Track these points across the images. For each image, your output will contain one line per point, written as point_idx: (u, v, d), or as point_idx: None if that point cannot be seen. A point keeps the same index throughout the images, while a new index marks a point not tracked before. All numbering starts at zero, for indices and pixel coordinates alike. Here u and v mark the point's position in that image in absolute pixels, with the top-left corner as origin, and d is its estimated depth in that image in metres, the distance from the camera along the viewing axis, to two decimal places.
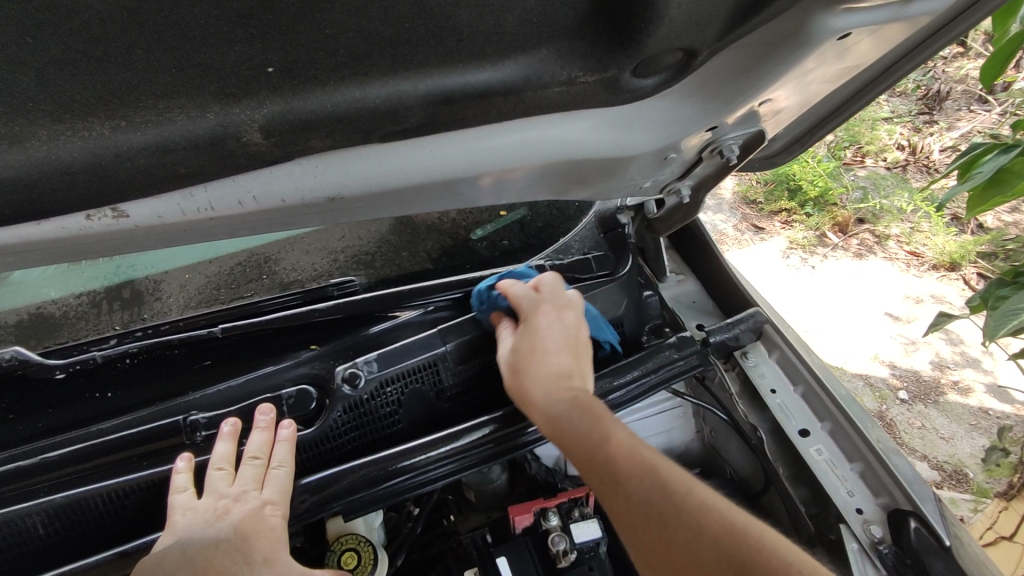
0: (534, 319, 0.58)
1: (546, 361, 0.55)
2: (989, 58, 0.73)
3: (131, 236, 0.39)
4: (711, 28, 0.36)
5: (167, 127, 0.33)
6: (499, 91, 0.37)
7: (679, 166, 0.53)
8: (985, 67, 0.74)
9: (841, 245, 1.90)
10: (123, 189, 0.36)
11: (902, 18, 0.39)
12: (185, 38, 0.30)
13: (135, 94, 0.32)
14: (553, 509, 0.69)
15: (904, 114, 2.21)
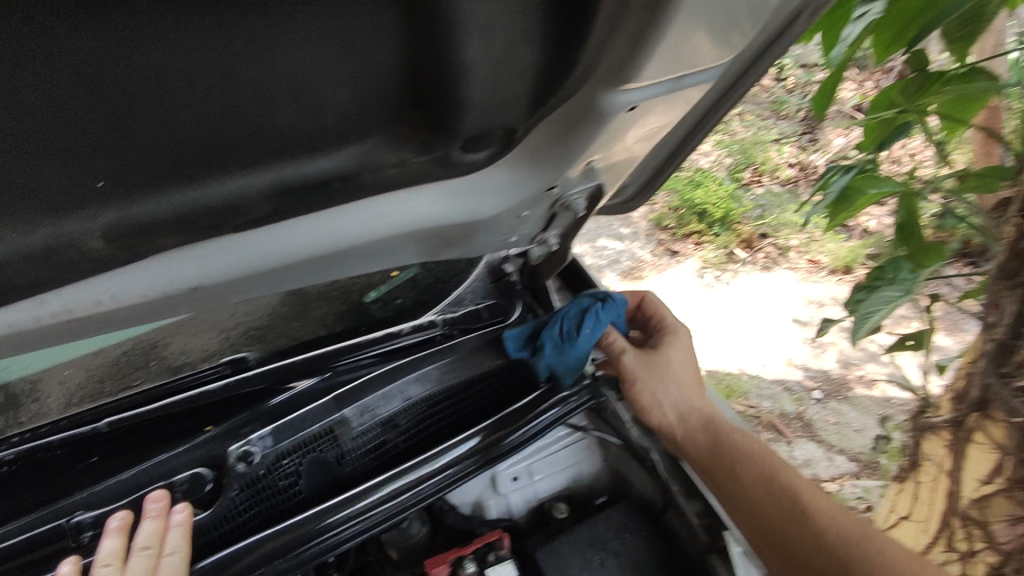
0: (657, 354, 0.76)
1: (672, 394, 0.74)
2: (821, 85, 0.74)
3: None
4: (518, 107, 0.41)
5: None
6: (337, 177, 0.41)
7: (538, 220, 0.58)
8: (820, 95, 0.74)
9: (748, 260, 2.05)
10: None
11: (688, 89, 0.42)
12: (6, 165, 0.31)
13: None
14: (470, 556, 0.72)
15: (790, 134, 2.43)
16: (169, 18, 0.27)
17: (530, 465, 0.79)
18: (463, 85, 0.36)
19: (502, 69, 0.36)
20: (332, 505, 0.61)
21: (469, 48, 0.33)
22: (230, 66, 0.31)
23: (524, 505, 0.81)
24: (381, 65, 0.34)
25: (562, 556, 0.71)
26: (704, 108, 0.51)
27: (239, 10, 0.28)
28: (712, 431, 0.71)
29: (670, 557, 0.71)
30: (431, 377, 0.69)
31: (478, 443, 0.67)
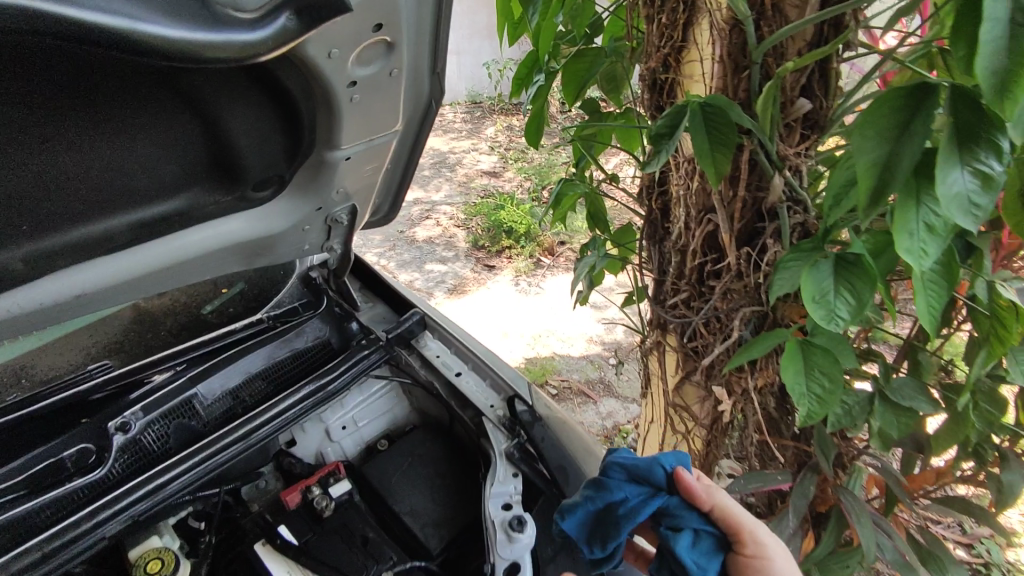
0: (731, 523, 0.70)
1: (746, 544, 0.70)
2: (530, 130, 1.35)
3: None
4: (281, 164, 0.72)
5: None
6: (175, 213, 0.68)
7: (318, 233, 0.89)
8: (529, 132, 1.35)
9: None
10: None
11: (376, 145, 0.75)
12: None
13: None
14: (314, 483, 0.97)
15: None
16: (76, 138, 0.54)
17: (353, 415, 1.09)
18: (244, 153, 0.67)
19: (265, 145, 0.68)
20: (197, 449, 0.85)
21: (241, 134, 0.65)
22: (107, 155, 0.58)
23: (355, 448, 1.08)
24: (192, 147, 0.64)
25: (383, 467, 1.01)
26: (403, 152, 0.85)
27: (114, 131, 0.56)
28: (467, 358, 1.07)
29: (455, 450, 1.04)
30: (264, 355, 0.97)
31: (305, 394, 0.94)
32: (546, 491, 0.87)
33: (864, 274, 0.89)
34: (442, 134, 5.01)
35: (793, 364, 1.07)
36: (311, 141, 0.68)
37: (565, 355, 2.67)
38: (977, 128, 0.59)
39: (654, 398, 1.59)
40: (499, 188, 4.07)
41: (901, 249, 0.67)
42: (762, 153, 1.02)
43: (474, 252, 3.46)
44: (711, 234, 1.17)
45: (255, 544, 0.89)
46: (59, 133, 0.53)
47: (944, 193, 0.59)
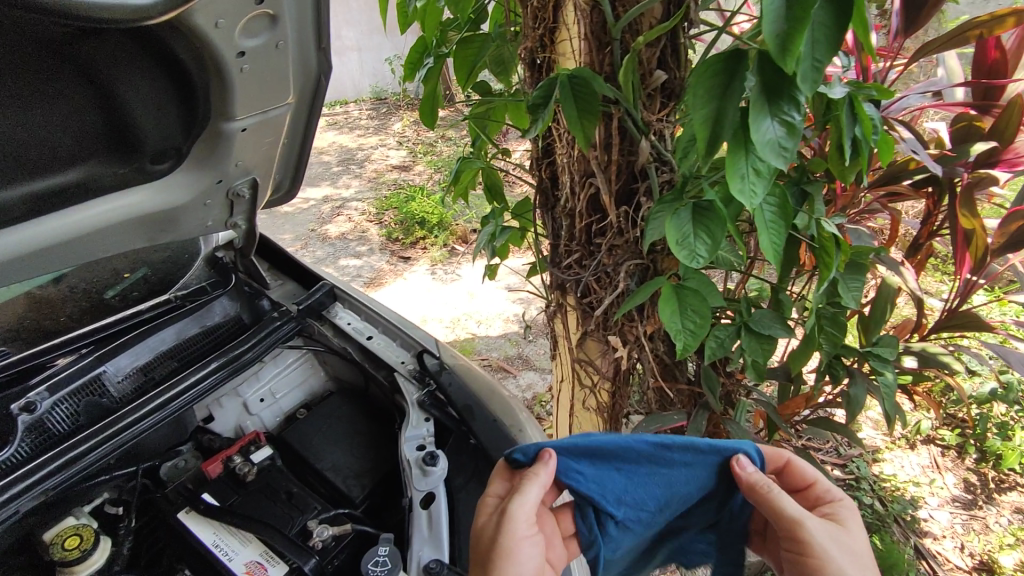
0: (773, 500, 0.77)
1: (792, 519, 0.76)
2: (422, 109, 1.42)
3: None
4: (179, 137, 0.77)
5: None
6: (73, 185, 0.72)
7: (220, 207, 0.93)
8: (423, 112, 1.43)
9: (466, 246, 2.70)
10: None
11: (270, 117, 0.80)
12: None
13: None
14: (235, 453, 1.01)
15: None
16: None
17: (271, 387, 1.13)
18: (140, 123, 0.72)
19: (161, 116, 0.73)
20: (112, 423, 0.88)
21: (137, 105, 0.70)
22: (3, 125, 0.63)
23: (275, 419, 1.13)
24: (88, 116, 0.69)
25: (304, 431, 1.07)
26: (299, 125, 0.90)
27: (7, 100, 0.61)
28: (377, 321, 1.15)
29: (372, 408, 1.12)
30: (174, 332, 1.00)
31: (218, 364, 0.99)
32: (455, 429, 0.97)
33: (715, 218, 1.05)
34: (349, 131, 4.97)
35: (669, 305, 1.21)
36: (207, 113, 0.73)
37: (483, 335, 2.77)
38: (779, 89, 0.86)
39: (562, 357, 1.72)
40: (410, 181, 4.11)
41: (738, 187, 0.92)
42: (629, 119, 1.17)
43: (389, 245, 3.48)
44: (593, 196, 1.31)
45: (178, 513, 0.92)
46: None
47: (760, 138, 0.86)
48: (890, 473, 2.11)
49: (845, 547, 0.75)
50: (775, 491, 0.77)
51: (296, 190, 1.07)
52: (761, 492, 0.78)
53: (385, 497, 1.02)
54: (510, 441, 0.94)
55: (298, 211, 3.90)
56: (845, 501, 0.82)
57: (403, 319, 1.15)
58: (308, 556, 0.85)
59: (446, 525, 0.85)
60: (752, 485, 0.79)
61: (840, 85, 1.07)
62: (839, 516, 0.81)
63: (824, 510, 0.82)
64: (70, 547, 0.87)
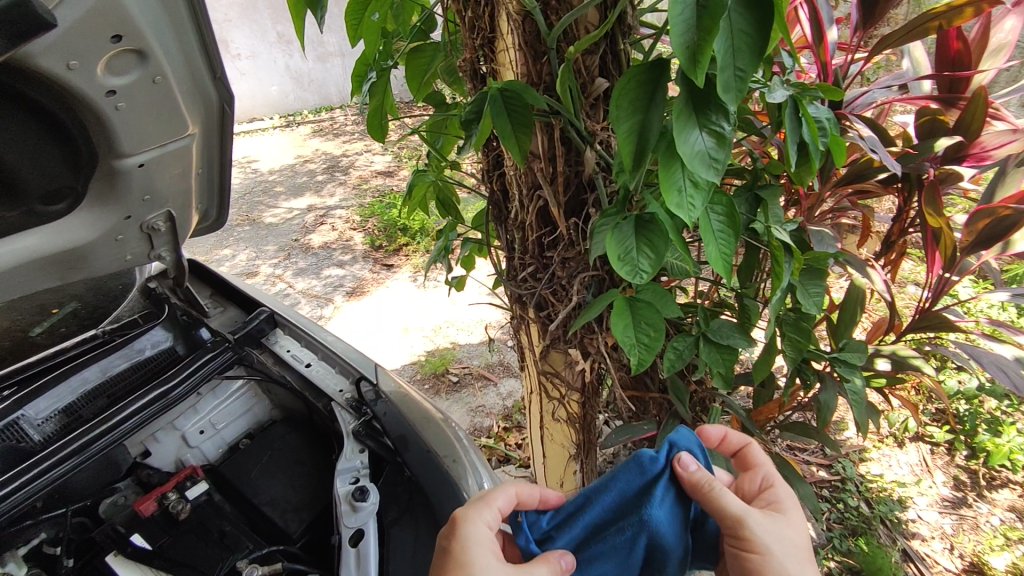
0: (715, 498, 0.70)
1: (732, 514, 0.69)
2: (370, 123, 1.36)
3: None
4: (69, 176, 0.73)
5: None
6: None
7: (137, 240, 0.90)
8: (371, 126, 1.36)
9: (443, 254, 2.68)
10: None
11: (170, 151, 0.77)
12: None
13: None
14: (170, 490, 0.98)
15: None
16: None
17: (210, 418, 1.10)
18: (16, 166, 0.68)
19: (38, 156, 0.68)
20: (31, 464, 0.85)
21: (8, 149, 0.66)
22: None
23: (217, 451, 1.10)
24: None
25: (242, 463, 1.04)
26: (211, 154, 0.88)
27: None
28: (317, 346, 1.13)
29: (314, 436, 1.09)
30: (100, 369, 0.97)
31: (145, 400, 0.95)
32: (389, 460, 0.94)
33: (658, 231, 1.01)
34: (333, 138, 4.94)
35: (622, 319, 1.17)
36: (93, 151, 0.70)
37: (464, 344, 2.74)
38: (707, 98, 0.82)
39: (529, 370, 1.68)
40: (393, 187, 4.08)
41: (677, 201, 0.87)
42: (571, 129, 1.13)
43: (371, 253, 3.46)
44: (543, 208, 1.28)
45: (106, 556, 0.90)
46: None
47: (688, 150, 0.81)
48: (877, 473, 2.07)
49: (787, 545, 0.69)
50: (719, 489, 0.70)
51: (225, 216, 1.04)
52: (702, 490, 0.70)
53: (325, 532, 0.98)
54: (442, 472, 0.91)
55: (282, 222, 3.87)
56: (782, 486, 0.76)
57: (343, 343, 1.13)
58: None
59: (375, 562, 0.82)
60: (695, 483, 0.71)
61: (782, 85, 1.02)
62: (780, 504, 0.74)
63: (768, 497, 0.76)
64: None
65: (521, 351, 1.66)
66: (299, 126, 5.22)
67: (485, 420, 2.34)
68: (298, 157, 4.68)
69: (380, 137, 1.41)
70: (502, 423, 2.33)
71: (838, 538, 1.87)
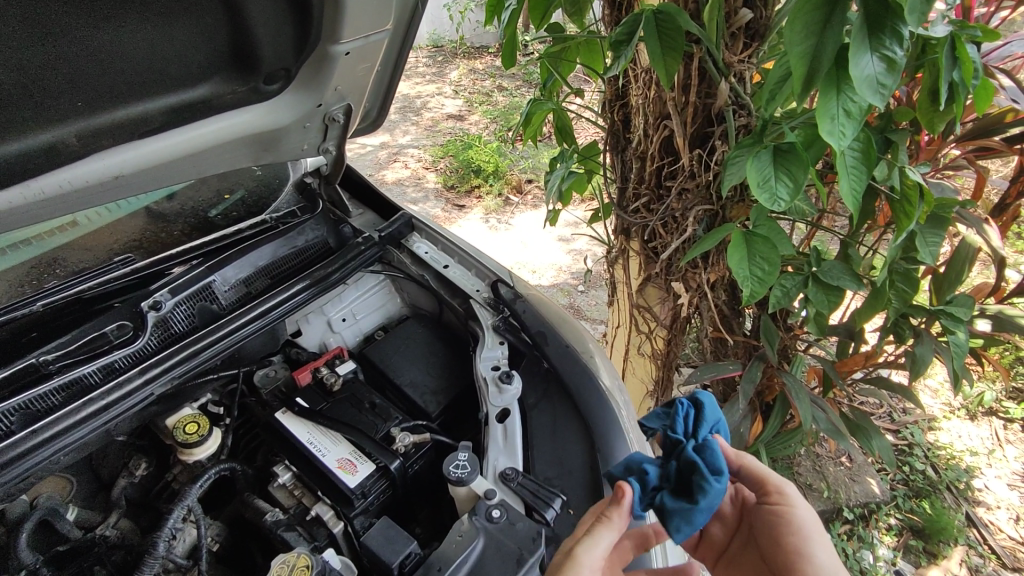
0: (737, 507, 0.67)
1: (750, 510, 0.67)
2: (502, 50, 1.42)
3: (16, 213, 0.70)
4: (289, 56, 0.81)
5: (30, 138, 0.66)
6: (198, 101, 0.78)
7: (318, 130, 0.98)
8: (502, 53, 1.42)
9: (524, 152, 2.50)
10: (6, 176, 0.66)
11: (371, 42, 0.85)
12: (41, 90, 0.64)
13: (14, 126, 0.64)
14: (322, 365, 1.09)
15: None
16: (132, 12, 0.65)
17: (352, 308, 1.20)
18: (260, 41, 0.77)
19: (277, 31, 0.77)
20: (225, 321, 0.96)
21: (259, 22, 0.75)
22: (151, 38, 0.68)
23: (356, 338, 1.20)
24: (216, 37, 0.74)
25: (383, 349, 1.14)
26: (393, 53, 0.95)
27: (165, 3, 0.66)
28: (451, 249, 1.20)
29: (446, 333, 1.18)
30: (271, 250, 1.07)
31: (309, 282, 1.06)
32: (529, 353, 1.02)
33: (798, 160, 1.03)
34: (406, 78, 4.95)
35: (738, 251, 1.21)
36: (317, 35, 0.78)
37: (535, 285, 2.83)
38: (882, 20, 0.82)
39: (620, 304, 1.76)
40: (466, 130, 4.12)
41: (827, 128, 0.88)
42: (709, 60, 1.15)
43: (444, 193, 3.54)
44: (667, 139, 1.31)
45: (275, 413, 1.00)
46: (113, 12, 0.63)
47: (858, 74, 0.82)
48: (946, 441, 2.07)
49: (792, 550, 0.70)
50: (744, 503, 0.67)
51: (382, 116, 1.11)
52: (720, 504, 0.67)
53: (457, 416, 1.07)
54: (580, 367, 0.99)
55: (356, 157, 3.98)
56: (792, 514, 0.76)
57: (475, 249, 1.20)
58: (392, 456, 0.93)
59: (520, 439, 0.91)
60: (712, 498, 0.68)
61: (942, 21, 1.01)
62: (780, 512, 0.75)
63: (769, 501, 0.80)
64: (190, 432, 0.94)
65: (614, 280, 1.72)
66: None
67: None
68: None
69: (505, 65, 1.46)
70: None
71: (902, 496, 1.92)
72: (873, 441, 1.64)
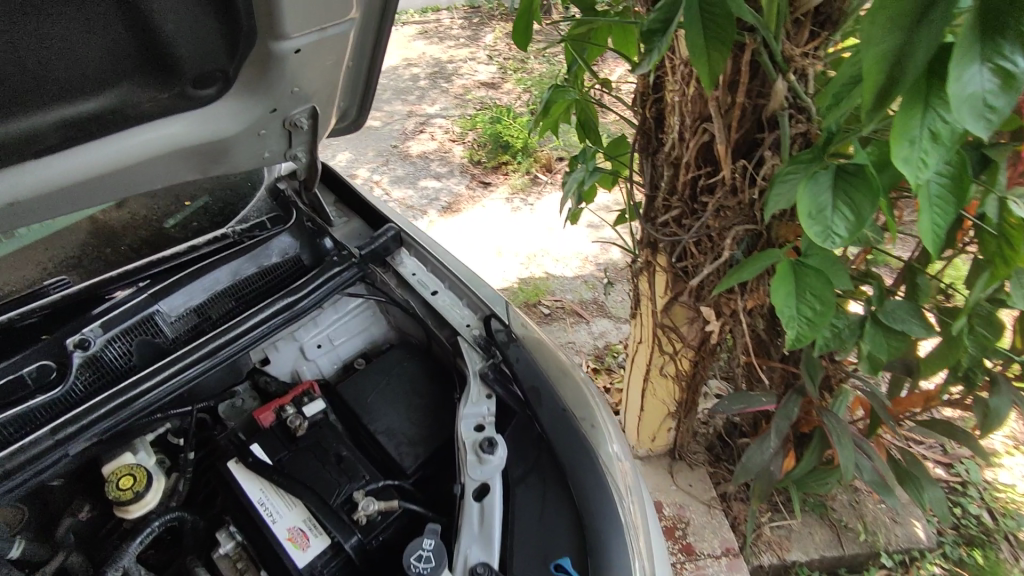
0: None
1: None
2: (516, 29, 1.21)
3: None
4: (220, 57, 0.65)
5: None
6: (106, 111, 0.62)
7: (279, 136, 0.81)
8: (517, 33, 1.22)
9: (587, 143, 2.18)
10: None
11: (328, 37, 0.67)
12: None
13: None
14: (289, 403, 0.95)
15: None
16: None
17: (329, 333, 1.06)
18: (173, 39, 0.60)
19: (193, 23, 0.60)
20: (164, 364, 0.82)
21: (167, 15, 0.58)
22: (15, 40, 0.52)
23: (332, 366, 1.06)
24: (117, 39, 0.58)
25: (358, 387, 0.99)
26: (364, 42, 0.77)
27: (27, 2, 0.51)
28: (444, 274, 1.03)
29: (430, 365, 1.02)
30: (230, 271, 0.93)
31: (274, 309, 0.92)
32: (519, 412, 0.86)
33: (866, 186, 0.78)
34: (439, 41, 4.70)
35: (784, 283, 1.01)
36: (250, 28, 0.62)
37: (557, 276, 2.65)
38: None
39: (643, 319, 1.57)
40: (498, 100, 3.88)
41: (898, 157, 0.58)
42: (766, 53, 0.92)
43: (470, 168, 3.35)
44: (707, 144, 1.09)
45: (227, 462, 0.88)
46: None
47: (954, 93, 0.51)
48: (1008, 483, 1.84)
49: None
50: None
51: (364, 115, 0.93)
52: None
53: (437, 471, 0.93)
54: (578, 436, 0.83)
55: (381, 125, 3.81)
56: None
57: (474, 276, 1.04)
58: (350, 532, 0.81)
59: (499, 521, 0.75)
60: None
61: None
62: None
63: None
64: (125, 487, 0.83)
65: (639, 293, 1.53)
66: (406, 25, 4.96)
67: (574, 358, 2.31)
68: (402, 58, 4.49)
69: (521, 46, 1.26)
70: (592, 363, 2.28)
71: (950, 544, 1.72)
72: (925, 492, 1.42)
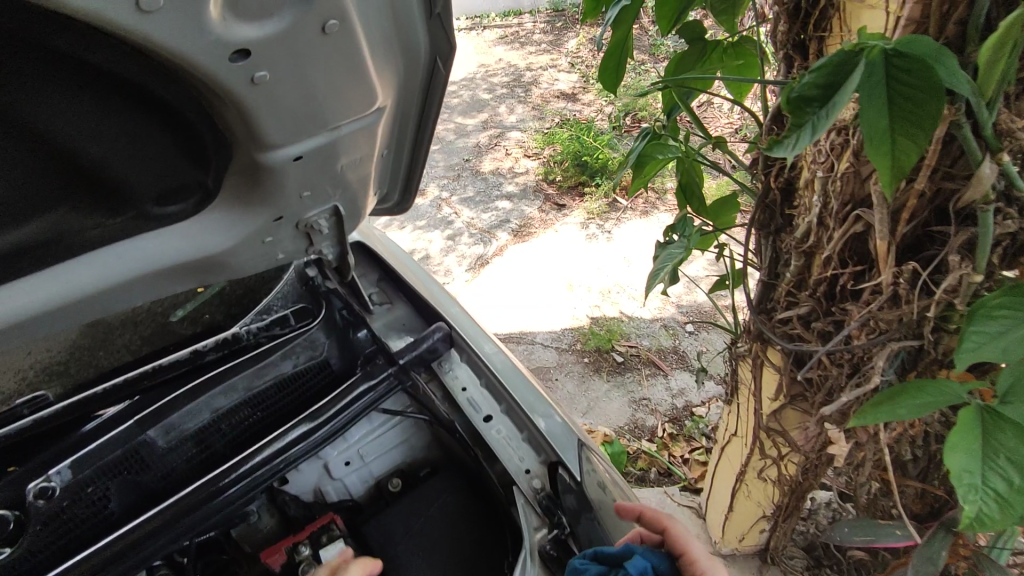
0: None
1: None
2: (603, 67, 0.97)
3: None
4: (185, 168, 0.55)
5: None
6: (40, 243, 0.52)
7: (294, 238, 0.66)
8: (604, 74, 0.98)
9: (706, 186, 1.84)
10: None
11: (342, 137, 0.57)
12: None
13: None
14: (304, 542, 0.77)
15: None
16: None
17: (358, 449, 0.88)
18: (112, 163, 0.51)
19: (136, 147, 0.51)
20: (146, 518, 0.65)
21: (97, 143, 0.49)
22: None
23: (362, 485, 0.89)
24: (47, 178, 0.49)
25: (387, 528, 0.80)
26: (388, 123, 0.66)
27: None
28: (502, 393, 0.81)
29: (477, 500, 0.82)
30: (242, 383, 0.76)
31: (298, 432, 0.74)
32: None
33: None
34: (519, 47, 4.49)
35: (964, 433, 0.51)
36: (215, 137, 0.52)
37: (634, 318, 2.38)
38: None
39: (741, 409, 1.30)
40: (577, 113, 3.63)
41: None
42: None
43: (543, 188, 3.12)
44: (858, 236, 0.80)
45: None
46: None
47: None
48: None
49: None
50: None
51: (410, 197, 0.82)
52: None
53: None
54: None
55: (454, 138, 3.64)
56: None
57: (541, 395, 0.83)
58: None
59: None
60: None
61: None
62: None
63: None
64: None
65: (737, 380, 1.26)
66: (485, 30, 4.77)
67: (649, 419, 2.05)
68: (479, 65, 4.32)
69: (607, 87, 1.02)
70: (669, 427, 2.01)
71: None
72: None
